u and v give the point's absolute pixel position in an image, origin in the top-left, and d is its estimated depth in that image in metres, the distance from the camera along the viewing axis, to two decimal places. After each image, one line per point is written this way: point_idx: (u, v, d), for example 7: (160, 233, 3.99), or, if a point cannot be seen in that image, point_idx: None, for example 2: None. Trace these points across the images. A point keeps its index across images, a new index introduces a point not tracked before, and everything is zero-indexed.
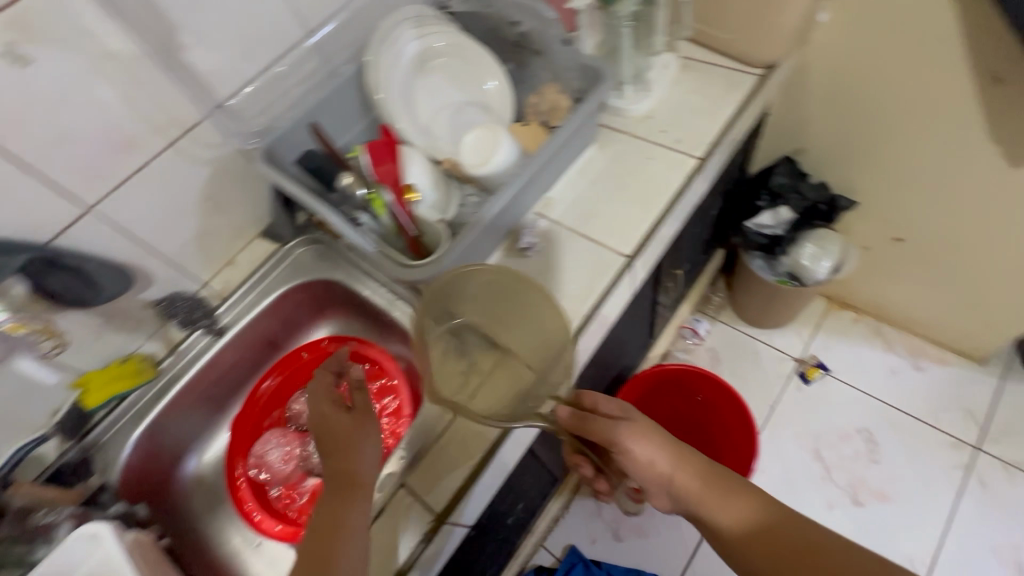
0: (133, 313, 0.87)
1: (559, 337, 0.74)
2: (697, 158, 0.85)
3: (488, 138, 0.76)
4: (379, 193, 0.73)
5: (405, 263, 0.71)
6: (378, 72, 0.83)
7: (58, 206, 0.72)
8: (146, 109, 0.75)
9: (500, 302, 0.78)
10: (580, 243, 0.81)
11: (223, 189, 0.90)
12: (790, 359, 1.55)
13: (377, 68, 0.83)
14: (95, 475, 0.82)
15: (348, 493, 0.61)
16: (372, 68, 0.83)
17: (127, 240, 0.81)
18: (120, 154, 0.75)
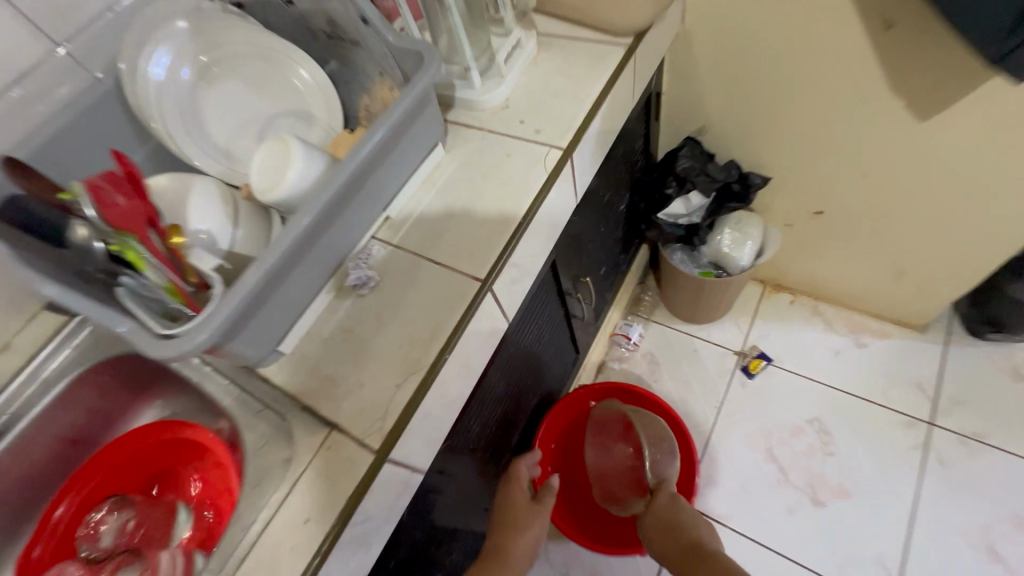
0: None
1: (398, 398, 0.57)
2: (562, 149, 0.71)
3: (278, 151, 0.58)
4: (130, 241, 0.53)
5: (161, 334, 0.51)
6: (142, 89, 0.65)
7: None
8: None
9: (328, 360, 0.61)
10: (427, 270, 0.65)
11: None
12: (730, 353, 1.43)
13: (141, 84, 0.66)
14: None
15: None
16: (133, 85, 0.65)
17: None
18: None
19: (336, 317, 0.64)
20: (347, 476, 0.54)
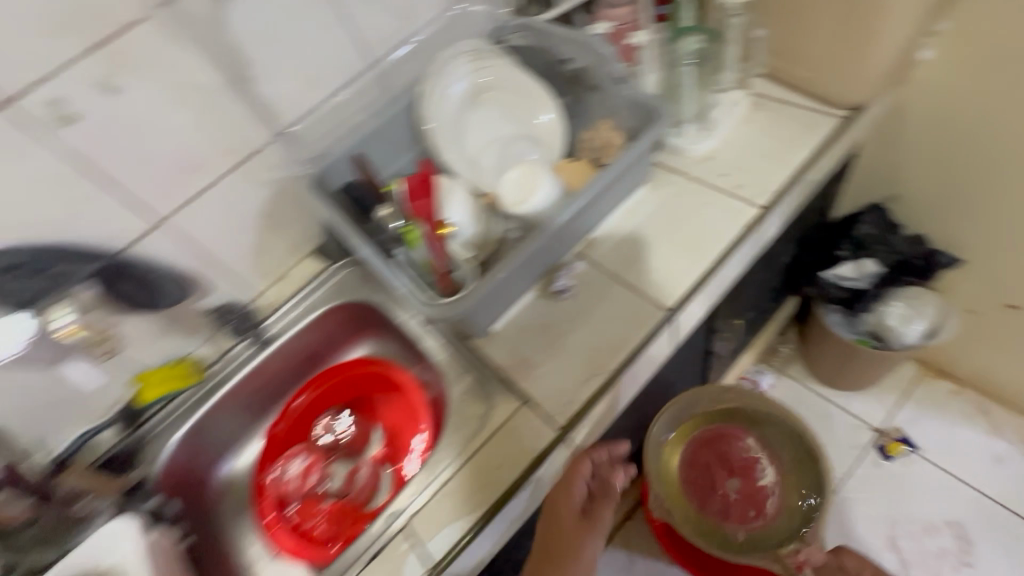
0: (194, 318, 0.94)
1: (582, 391, 0.69)
2: (760, 207, 0.78)
3: (528, 175, 0.75)
4: (414, 227, 0.73)
5: (429, 300, 0.69)
6: (430, 103, 0.84)
7: (136, 218, 0.80)
8: (217, 133, 0.81)
9: (527, 346, 0.75)
10: (618, 290, 0.76)
11: (282, 209, 0.95)
12: (868, 428, 1.37)
13: (429, 100, 0.84)
14: (141, 467, 0.88)
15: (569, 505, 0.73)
16: (424, 98, 0.84)
17: (188, 251, 0.87)
18: (189, 173, 0.82)
19: (537, 312, 0.78)
20: (532, 443, 0.68)
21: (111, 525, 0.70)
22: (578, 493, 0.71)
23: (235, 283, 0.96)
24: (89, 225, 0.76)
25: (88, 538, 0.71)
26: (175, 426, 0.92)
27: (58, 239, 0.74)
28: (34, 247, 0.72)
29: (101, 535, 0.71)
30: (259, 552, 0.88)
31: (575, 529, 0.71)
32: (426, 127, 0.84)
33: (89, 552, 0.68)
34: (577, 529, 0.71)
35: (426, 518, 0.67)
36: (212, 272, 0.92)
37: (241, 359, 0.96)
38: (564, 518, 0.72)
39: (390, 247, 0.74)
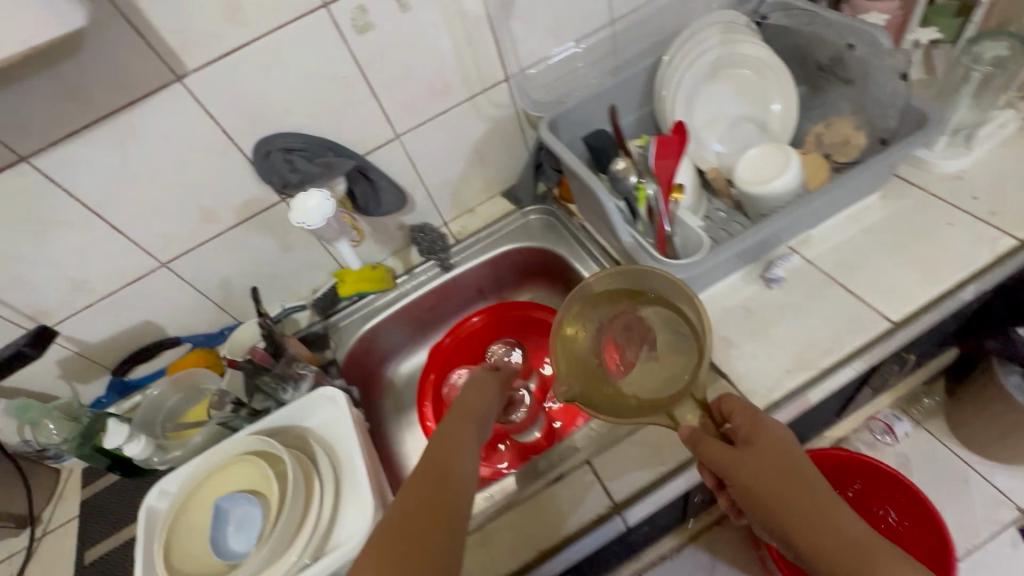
0: (392, 230, 1.02)
1: (788, 381, 0.68)
2: (1018, 240, 0.72)
3: (772, 158, 0.74)
4: (646, 185, 0.73)
5: (656, 258, 0.71)
6: (671, 72, 0.84)
7: (381, 128, 0.87)
8: (468, 62, 0.86)
9: (727, 325, 0.75)
10: (835, 292, 0.74)
11: (491, 146, 0.99)
12: (1011, 506, 1.26)
13: (672, 67, 0.84)
14: (330, 349, 0.98)
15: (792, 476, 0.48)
16: (666, 66, 0.84)
17: (409, 168, 0.94)
18: (433, 96, 0.87)
19: (741, 294, 0.77)
20: None
21: (323, 390, 0.82)
22: (586, 348, 0.57)
23: (433, 206, 1.03)
24: (347, 125, 0.84)
25: (304, 398, 0.82)
26: (360, 323, 1.01)
27: (321, 133, 0.83)
28: (303, 135, 0.80)
29: (318, 395, 0.82)
30: (417, 451, 0.97)
31: (798, 468, 0.48)
32: (662, 93, 0.85)
33: (306, 406, 0.82)
34: (779, 452, 0.49)
35: (447, 430, 0.59)
36: (420, 192, 0.99)
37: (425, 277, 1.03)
38: (803, 478, 0.48)
39: (619, 200, 0.75)
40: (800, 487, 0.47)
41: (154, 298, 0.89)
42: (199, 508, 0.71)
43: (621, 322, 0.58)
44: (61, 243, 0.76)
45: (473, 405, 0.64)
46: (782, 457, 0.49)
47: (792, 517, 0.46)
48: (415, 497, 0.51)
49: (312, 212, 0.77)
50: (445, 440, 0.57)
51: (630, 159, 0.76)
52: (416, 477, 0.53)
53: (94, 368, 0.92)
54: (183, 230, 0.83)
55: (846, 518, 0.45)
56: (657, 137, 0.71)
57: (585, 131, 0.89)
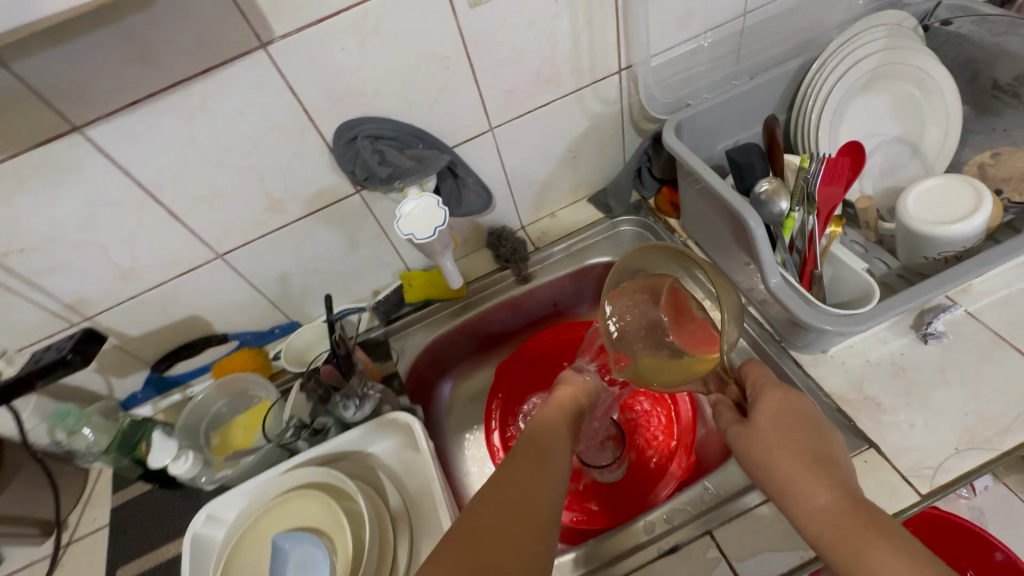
0: (467, 231, 0.91)
1: (960, 464, 0.57)
2: None
3: (954, 195, 0.62)
4: (797, 214, 0.62)
5: (811, 303, 0.60)
6: (821, 79, 0.72)
7: (476, 118, 0.75)
8: (582, 50, 0.74)
9: (873, 384, 0.65)
10: (1012, 357, 0.62)
11: (587, 145, 0.88)
12: None
13: (821, 76, 0.72)
14: (391, 360, 0.88)
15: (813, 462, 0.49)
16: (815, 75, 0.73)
17: (497, 166, 0.83)
18: (538, 85, 0.76)
19: (889, 348, 0.67)
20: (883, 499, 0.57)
21: (397, 416, 0.72)
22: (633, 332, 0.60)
23: (514, 208, 0.92)
24: (441, 113, 0.72)
25: (371, 421, 0.72)
26: (423, 332, 0.91)
27: (411, 120, 0.71)
28: (392, 121, 0.69)
29: (388, 419, 0.72)
30: (478, 479, 0.87)
31: (811, 445, 0.51)
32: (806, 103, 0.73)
33: (376, 430, 0.73)
34: (795, 435, 0.52)
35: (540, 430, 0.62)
36: (503, 192, 0.88)
37: (501, 286, 0.92)
38: (787, 453, 0.51)
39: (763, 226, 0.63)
40: (812, 467, 0.49)
41: (205, 291, 0.79)
42: (257, 545, 0.63)
43: (675, 296, 0.59)
44: (111, 227, 0.66)
45: (550, 422, 0.63)
46: (796, 432, 0.52)
47: (791, 480, 0.50)
48: (495, 501, 0.51)
49: (423, 220, 0.66)
50: (547, 448, 0.59)
51: (777, 180, 0.65)
52: (506, 481, 0.53)
53: (132, 362, 0.83)
54: (245, 220, 0.73)
55: (825, 489, 0.47)
56: (827, 158, 0.62)
57: (707, 139, 0.78)
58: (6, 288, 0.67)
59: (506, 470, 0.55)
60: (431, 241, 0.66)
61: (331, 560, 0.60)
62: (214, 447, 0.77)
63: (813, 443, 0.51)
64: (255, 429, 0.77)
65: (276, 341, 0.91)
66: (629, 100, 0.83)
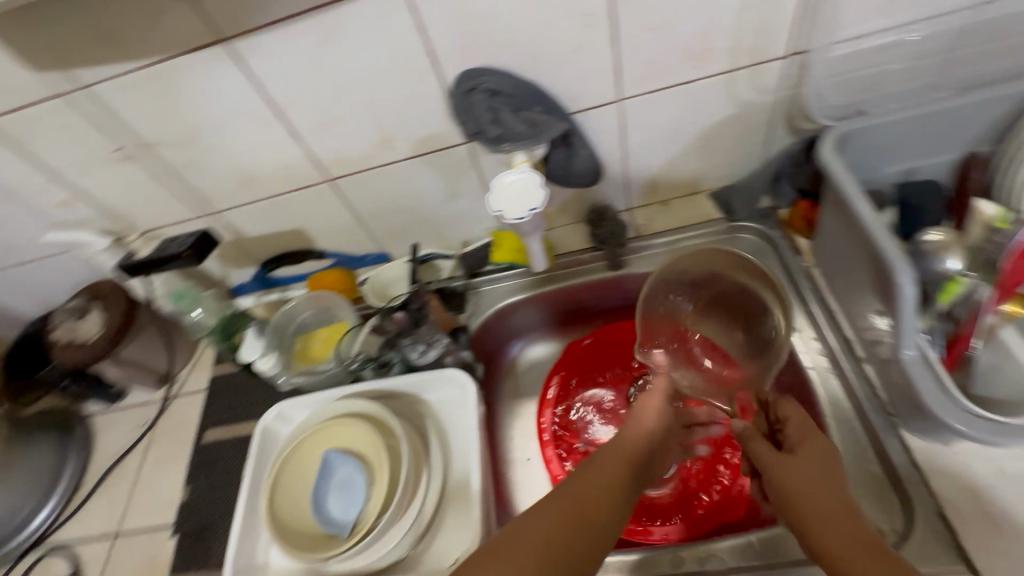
0: (568, 202, 0.86)
1: None
2: None
3: None
4: (965, 279, 0.52)
5: (948, 389, 0.49)
6: None
7: (605, 86, 0.68)
8: (748, 25, 0.63)
9: (996, 500, 0.54)
10: None
11: (725, 135, 0.77)
12: None
13: None
14: (464, 314, 0.89)
15: (829, 518, 0.48)
16: None
17: (615, 142, 0.76)
18: (684, 60, 0.66)
19: None
20: None
21: (454, 374, 0.74)
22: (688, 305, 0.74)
23: (624, 188, 0.84)
24: (567, 75, 0.66)
25: (431, 373, 0.75)
26: (500, 294, 0.90)
27: (534, 78, 0.66)
28: (514, 77, 0.65)
29: (447, 376, 0.75)
30: (518, 449, 0.87)
31: (839, 497, 0.50)
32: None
33: (432, 381, 0.75)
34: (834, 480, 0.51)
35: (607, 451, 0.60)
36: (616, 170, 0.81)
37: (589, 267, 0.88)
38: (804, 506, 0.50)
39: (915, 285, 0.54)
40: (833, 517, 0.48)
41: (312, 210, 0.83)
42: (308, 455, 0.68)
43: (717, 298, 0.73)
44: (241, 136, 0.71)
45: (614, 458, 0.59)
46: (808, 469, 0.53)
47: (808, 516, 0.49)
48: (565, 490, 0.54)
49: (518, 199, 0.61)
50: (595, 500, 0.54)
51: (953, 234, 0.55)
52: (544, 514, 0.52)
53: (244, 257, 0.91)
54: (356, 151, 0.74)
55: (844, 535, 0.46)
56: None
57: (876, 158, 0.64)
58: (153, 174, 0.75)
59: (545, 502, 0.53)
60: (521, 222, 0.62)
61: (366, 489, 0.64)
62: (296, 351, 0.85)
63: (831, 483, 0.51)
64: (332, 344, 0.83)
65: (366, 267, 0.95)
66: (791, 93, 0.70)
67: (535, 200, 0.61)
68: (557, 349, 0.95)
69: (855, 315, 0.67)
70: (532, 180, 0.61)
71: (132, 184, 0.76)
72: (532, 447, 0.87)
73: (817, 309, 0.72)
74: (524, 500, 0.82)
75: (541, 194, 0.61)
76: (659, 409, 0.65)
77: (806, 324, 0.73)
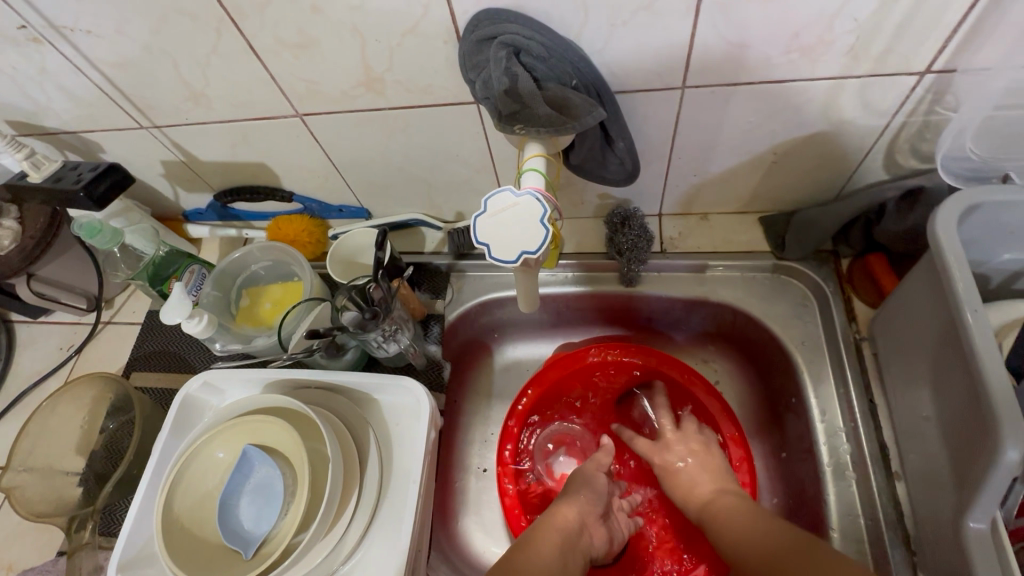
0: (589, 196, 0.70)
1: None
2: None
3: None
4: None
5: None
6: None
7: (668, 66, 0.51)
8: (885, 23, 0.45)
9: None
10: None
11: (803, 155, 0.60)
12: None
13: None
14: (442, 300, 0.76)
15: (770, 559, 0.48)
16: None
17: (664, 136, 0.60)
18: (783, 52, 0.49)
19: None
20: None
21: (409, 383, 0.63)
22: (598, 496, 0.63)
23: (660, 192, 0.69)
24: (622, 42, 0.49)
25: (380, 376, 0.63)
26: (488, 284, 0.77)
27: (577, 40, 0.49)
28: (548, 32, 0.48)
29: (402, 382, 0.63)
30: (476, 457, 0.78)
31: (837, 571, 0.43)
32: None
33: (386, 385, 0.64)
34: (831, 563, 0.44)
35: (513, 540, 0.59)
36: (656, 170, 0.65)
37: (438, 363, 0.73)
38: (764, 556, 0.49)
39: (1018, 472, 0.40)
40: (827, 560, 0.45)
41: (278, 146, 0.68)
42: (223, 447, 0.58)
43: (555, 520, 0.59)
44: (185, 40, 0.54)
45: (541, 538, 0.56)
46: (557, 558, 0.54)
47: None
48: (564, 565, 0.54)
49: (513, 234, 0.44)
50: (526, 545, 0.55)
51: None
52: (537, 550, 0.54)
53: (198, 183, 0.77)
54: (334, 89, 0.58)
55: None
56: None
57: (997, 243, 0.49)
58: (74, 67, 0.58)
59: (515, 553, 0.54)
60: (511, 266, 0.45)
61: (284, 501, 0.55)
62: (241, 308, 0.72)
63: (584, 558, 0.57)
64: (282, 309, 0.71)
65: (341, 220, 0.81)
66: (905, 120, 0.54)
67: (533, 241, 0.44)
68: (543, 353, 0.83)
69: (906, 424, 0.53)
70: (537, 211, 0.45)
71: (49, 73, 0.59)
72: (491, 457, 0.78)
73: (855, 396, 0.59)
74: (471, 518, 0.74)
75: (544, 234, 0.44)
76: (545, 557, 0.53)
77: (836, 410, 0.60)
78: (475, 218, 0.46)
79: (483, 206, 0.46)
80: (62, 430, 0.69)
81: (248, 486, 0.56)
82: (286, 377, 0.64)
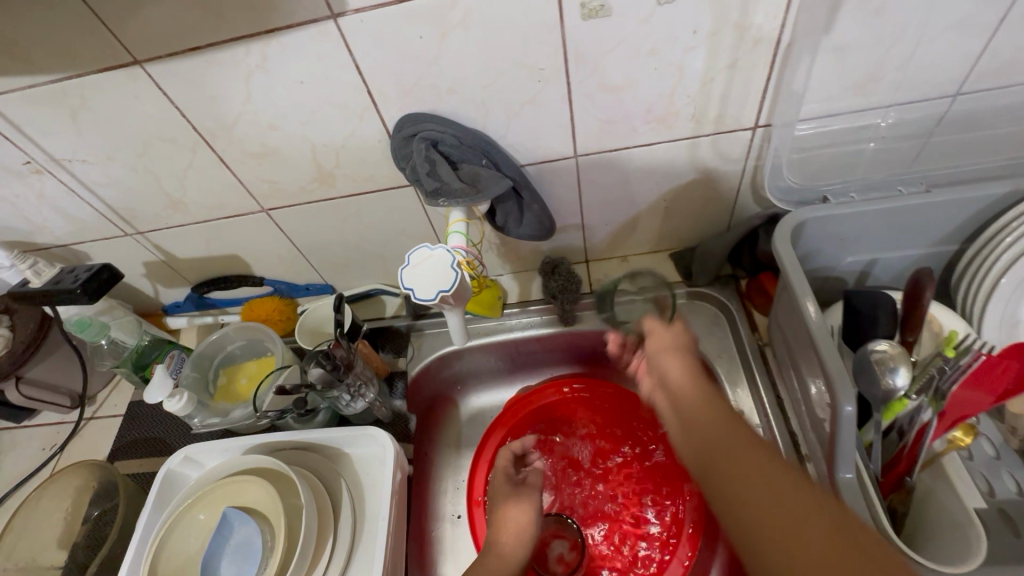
0: (523, 251, 0.82)
1: None
2: None
3: None
4: (911, 400, 0.47)
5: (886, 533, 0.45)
6: (995, 251, 0.56)
7: (560, 141, 0.64)
8: (712, 95, 0.60)
9: None
10: None
11: (687, 198, 0.73)
12: None
13: (1006, 235, 0.55)
14: (404, 358, 0.84)
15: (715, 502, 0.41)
16: (1002, 228, 0.55)
17: (572, 194, 0.72)
18: (645, 123, 0.63)
19: None
20: None
21: (376, 432, 0.69)
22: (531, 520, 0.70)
23: (582, 241, 0.80)
24: (519, 128, 0.62)
25: (350, 429, 0.70)
26: (445, 339, 0.86)
27: (483, 128, 0.62)
28: (459, 125, 0.61)
29: (369, 432, 0.70)
30: (450, 503, 0.82)
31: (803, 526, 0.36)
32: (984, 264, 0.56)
33: (355, 437, 0.70)
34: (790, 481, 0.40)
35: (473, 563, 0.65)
36: (573, 223, 0.77)
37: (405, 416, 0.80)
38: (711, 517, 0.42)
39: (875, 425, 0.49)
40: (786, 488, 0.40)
41: (247, 238, 0.78)
42: (205, 510, 0.62)
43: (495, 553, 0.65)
44: (166, 160, 0.66)
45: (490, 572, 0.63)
46: None
47: None
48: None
49: (431, 277, 0.55)
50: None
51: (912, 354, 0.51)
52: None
53: (177, 278, 0.86)
54: (293, 187, 0.70)
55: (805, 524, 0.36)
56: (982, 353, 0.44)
57: (838, 249, 0.61)
58: (69, 190, 0.69)
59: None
60: (432, 304, 0.56)
61: (263, 556, 0.59)
62: (219, 386, 0.79)
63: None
64: (257, 382, 0.77)
65: (309, 297, 0.90)
66: (755, 163, 0.68)
67: (446, 281, 0.55)
68: (504, 398, 0.90)
69: (803, 410, 0.62)
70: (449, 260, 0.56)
71: (47, 197, 0.70)
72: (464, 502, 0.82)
73: (765, 394, 0.68)
74: (450, 564, 0.77)
75: (455, 276, 0.55)
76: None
77: (755, 410, 0.69)
78: (403, 266, 0.57)
79: (406, 259, 0.57)
80: (43, 525, 0.72)
81: (229, 543, 0.60)
82: (264, 441, 0.70)
